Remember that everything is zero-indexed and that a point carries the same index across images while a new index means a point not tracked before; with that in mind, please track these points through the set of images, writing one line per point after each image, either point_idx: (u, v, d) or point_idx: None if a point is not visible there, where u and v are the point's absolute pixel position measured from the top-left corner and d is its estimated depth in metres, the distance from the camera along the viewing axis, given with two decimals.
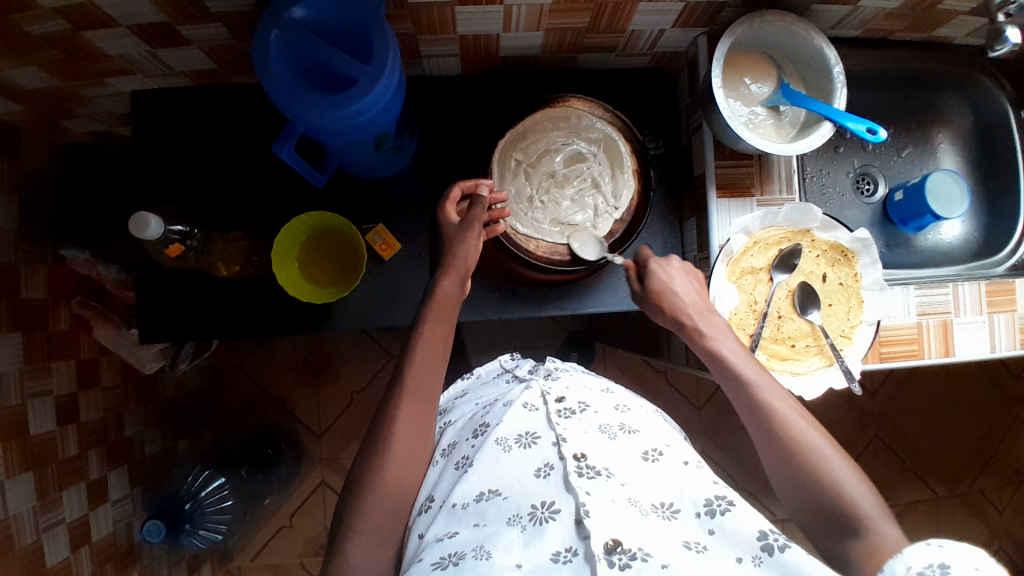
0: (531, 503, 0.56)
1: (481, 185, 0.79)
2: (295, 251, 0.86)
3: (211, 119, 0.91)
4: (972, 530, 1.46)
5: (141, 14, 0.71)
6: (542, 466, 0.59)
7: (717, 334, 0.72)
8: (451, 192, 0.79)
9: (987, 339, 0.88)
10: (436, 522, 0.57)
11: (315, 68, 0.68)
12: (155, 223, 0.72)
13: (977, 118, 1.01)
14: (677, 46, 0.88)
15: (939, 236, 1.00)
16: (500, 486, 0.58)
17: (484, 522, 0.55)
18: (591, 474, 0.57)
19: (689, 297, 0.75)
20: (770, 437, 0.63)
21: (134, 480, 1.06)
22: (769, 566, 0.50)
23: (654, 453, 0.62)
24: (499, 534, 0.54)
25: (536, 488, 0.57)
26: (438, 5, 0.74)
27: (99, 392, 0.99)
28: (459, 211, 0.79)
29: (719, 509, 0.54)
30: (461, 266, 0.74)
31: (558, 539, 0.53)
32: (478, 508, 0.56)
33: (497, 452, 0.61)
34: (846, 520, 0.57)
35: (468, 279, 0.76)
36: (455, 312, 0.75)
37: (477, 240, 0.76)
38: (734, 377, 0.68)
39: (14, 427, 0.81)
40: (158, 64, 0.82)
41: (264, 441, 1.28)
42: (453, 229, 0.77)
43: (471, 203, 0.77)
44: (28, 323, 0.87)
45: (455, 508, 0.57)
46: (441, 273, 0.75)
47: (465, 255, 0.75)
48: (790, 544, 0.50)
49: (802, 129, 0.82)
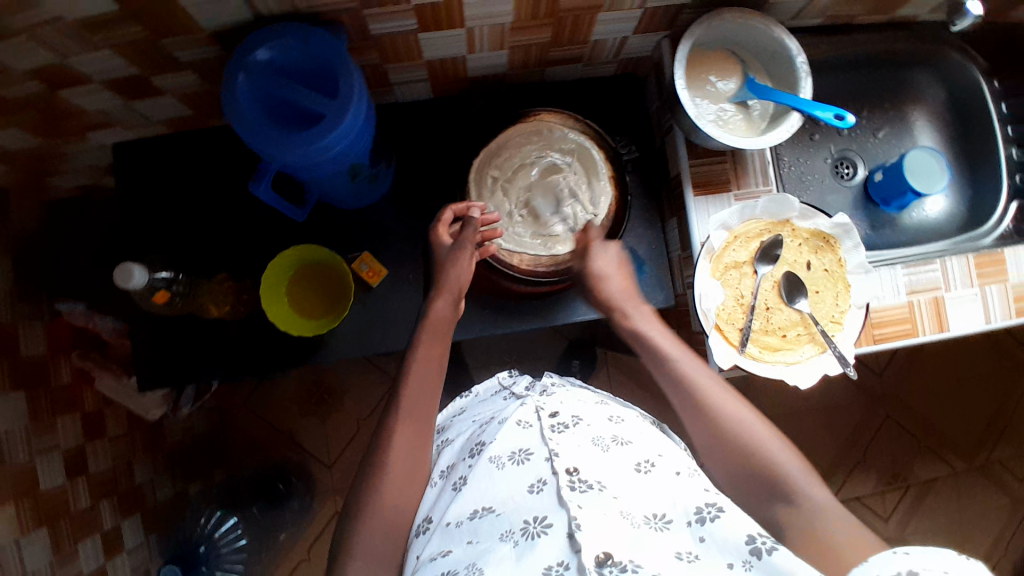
0: (523, 518, 0.56)
1: (472, 207, 0.80)
2: (283, 286, 0.88)
3: (192, 164, 0.92)
4: (994, 503, 1.44)
5: (113, 69, 0.72)
6: (536, 482, 0.60)
7: (643, 319, 0.79)
8: (443, 214, 0.80)
9: (982, 312, 0.87)
10: (433, 542, 0.59)
11: (285, 107, 0.70)
12: (139, 272, 0.73)
13: (950, 92, 1.01)
14: (641, 51, 0.90)
15: (923, 213, 0.99)
16: (493, 504, 0.59)
17: (477, 539, 0.56)
18: (584, 488, 0.57)
19: (618, 288, 0.82)
20: (697, 410, 0.68)
21: (147, 526, 1.06)
22: (759, 569, 0.49)
23: (647, 465, 0.62)
24: (491, 551, 0.54)
25: (529, 503, 0.58)
26: (401, 34, 0.75)
27: (107, 442, 0.99)
28: (453, 233, 0.81)
29: (709, 516, 0.54)
30: (454, 286, 0.77)
31: (550, 553, 0.52)
32: (472, 525, 0.58)
33: (490, 469, 0.62)
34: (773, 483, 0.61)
35: (461, 298, 0.78)
36: (449, 333, 0.76)
37: (470, 261, 0.78)
38: (662, 358, 0.73)
39: (24, 485, 0.80)
40: (135, 116, 0.84)
41: (274, 477, 1.30)
42: (446, 252, 0.79)
43: (463, 225, 0.79)
44: (29, 381, 0.86)
45: (450, 526, 0.59)
46: (434, 294, 0.78)
47: (457, 277, 0.77)
48: (778, 546, 0.49)
49: (772, 121, 0.83)
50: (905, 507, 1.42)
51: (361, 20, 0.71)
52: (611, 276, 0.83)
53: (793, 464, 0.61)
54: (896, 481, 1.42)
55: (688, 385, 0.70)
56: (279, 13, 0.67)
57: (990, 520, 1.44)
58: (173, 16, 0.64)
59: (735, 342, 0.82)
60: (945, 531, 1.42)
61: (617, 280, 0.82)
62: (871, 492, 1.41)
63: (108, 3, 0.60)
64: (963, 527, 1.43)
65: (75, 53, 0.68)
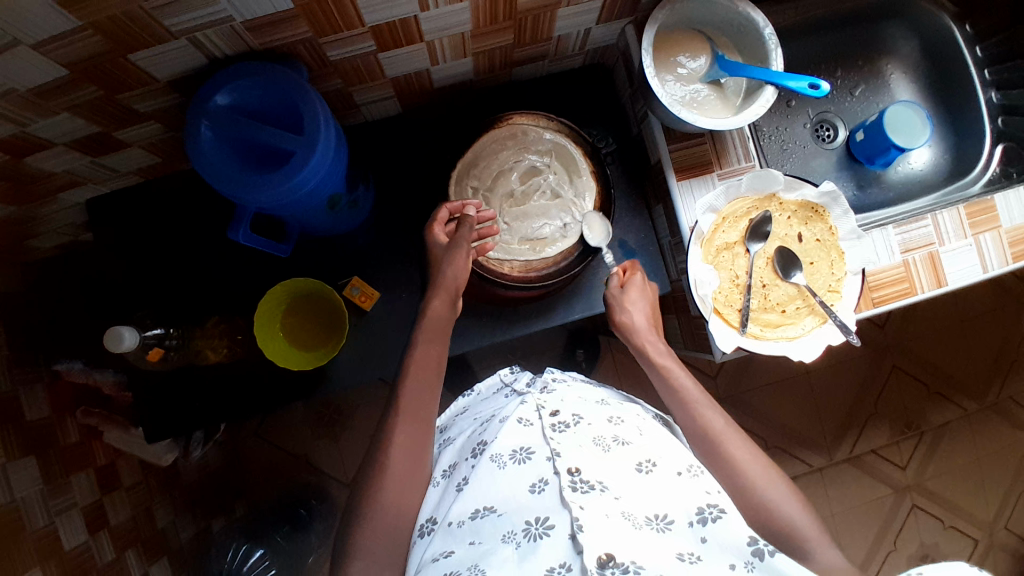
0: (526, 519, 0.57)
1: (468, 206, 0.81)
2: (277, 323, 0.87)
3: (174, 215, 0.91)
4: (1008, 438, 1.45)
5: (74, 130, 0.71)
6: (536, 482, 0.60)
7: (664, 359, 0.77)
8: (439, 213, 0.80)
9: (978, 260, 0.86)
10: (435, 543, 0.59)
11: (249, 147, 0.69)
12: (128, 333, 0.75)
13: (921, 41, 1.00)
14: (606, 41, 0.89)
15: (909, 166, 0.99)
16: (494, 503, 0.59)
17: (480, 540, 0.56)
18: (585, 488, 0.57)
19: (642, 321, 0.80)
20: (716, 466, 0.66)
21: (175, 568, 1.05)
22: (761, 570, 0.52)
23: (648, 463, 0.61)
24: (492, 553, 0.54)
25: (531, 504, 0.58)
26: (360, 56, 0.73)
27: (124, 491, 0.98)
28: (448, 232, 0.80)
29: (710, 517, 0.55)
30: (450, 285, 0.75)
31: (553, 555, 0.53)
32: (473, 525, 0.58)
33: (493, 469, 0.62)
34: (787, 543, 0.61)
35: (458, 298, 0.77)
36: (448, 331, 0.76)
37: (467, 260, 0.76)
38: (677, 400, 0.72)
39: (46, 549, 0.77)
40: (105, 170, 0.83)
41: (295, 501, 1.29)
42: (443, 250, 0.78)
43: (459, 225, 0.79)
44: (40, 443, 0.84)
45: (452, 526, 0.58)
46: (431, 292, 0.76)
47: (454, 277, 0.76)
48: (779, 548, 0.52)
49: (746, 97, 0.81)
50: (921, 454, 1.43)
51: (317, 49, 0.69)
52: (638, 310, 0.81)
53: (809, 521, 0.61)
54: (909, 430, 1.43)
55: (701, 428, 0.68)
56: (233, 53, 0.66)
57: (1005, 458, 1.45)
58: (124, 71, 0.63)
59: (735, 324, 0.81)
60: (963, 474, 1.43)
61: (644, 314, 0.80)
62: (885, 443, 1.42)
63: (56, 67, 0.59)
64: (979, 468, 1.44)
65: (34, 119, 0.67)
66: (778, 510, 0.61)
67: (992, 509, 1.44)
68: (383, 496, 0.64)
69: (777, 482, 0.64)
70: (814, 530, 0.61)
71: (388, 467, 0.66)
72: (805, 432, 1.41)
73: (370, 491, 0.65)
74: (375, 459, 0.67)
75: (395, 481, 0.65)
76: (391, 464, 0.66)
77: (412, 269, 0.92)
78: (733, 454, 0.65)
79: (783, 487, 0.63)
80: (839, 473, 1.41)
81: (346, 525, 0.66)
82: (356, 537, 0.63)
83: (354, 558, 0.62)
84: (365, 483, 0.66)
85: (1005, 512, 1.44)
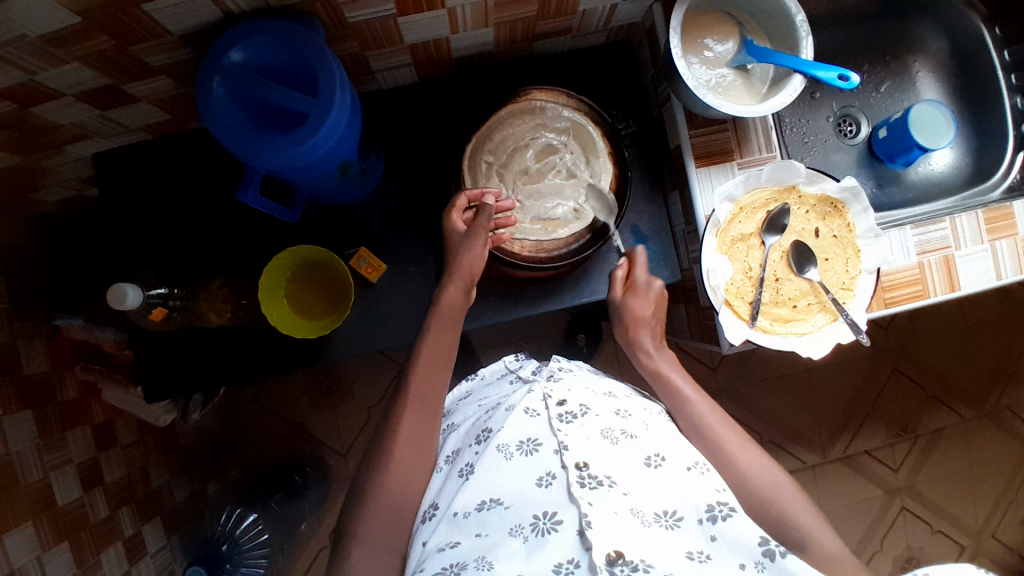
0: (533, 513, 0.56)
1: (487, 194, 0.80)
2: (281, 289, 0.86)
3: (180, 172, 0.90)
4: (1002, 447, 1.45)
5: (83, 81, 0.69)
6: (544, 475, 0.59)
7: (663, 363, 0.79)
8: (457, 200, 0.79)
9: (992, 267, 0.85)
10: (439, 531, 0.57)
11: (264, 109, 0.67)
12: (132, 292, 0.74)
13: (949, 41, 0.97)
14: (632, 17, 0.86)
15: (929, 167, 0.97)
16: (500, 495, 0.58)
17: (486, 531, 0.55)
18: (593, 484, 0.56)
19: (645, 319, 0.82)
20: (725, 466, 0.66)
21: (167, 529, 1.05)
22: (772, 570, 0.50)
23: (657, 459, 0.61)
24: (501, 545, 0.54)
25: (538, 497, 0.57)
26: (378, 19, 0.71)
27: (120, 450, 0.97)
28: (466, 219, 0.79)
29: (720, 515, 0.54)
30: (466, 272, 0.75)
31: (561, 550, 0.52)
32: (479, 517, 0.57)
33: (498, 459, 0.61)
34: (791, 539, 0.60)
35: (473, 285, 0.77)
36: (461, 319, 0.76)
37: (483, 248, 0.76)
38: (682, 403, 0.73)
39: (38, 503, 0.77)
40: (112, 124, 0.81)
41: (290, 469, 1.28)
42: (460, 236, 0.77)
43: (477, 212, 0.78)
44: (36, 397, 0.83)
45: (457, 517, 0.57)
46: (447, 279, 0.76)
47: (470, 263, 0.75)
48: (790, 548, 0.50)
49: (773, 85, 0.79)
50: (914, 458, 1.43)
51: (335, 8, 0.67)
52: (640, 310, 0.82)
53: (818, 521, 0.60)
54: (905, 433, 1.43)
55: (712, 433, 0.69)
56: (247, 7, 0.64)
57: (998, 466, 1.45)
58: (136, 22, 0.61)
59: (745, 316, 0.81)
60: (955, 480, 1.43)
61: (647, 317, 0.82)
62: (880, 445, 1.42)
63: (69, 14, 0.57)
64: (970, 475, 1.44)
65: (43, 68, 0.65)
66: (786, 511, 0.61)
67: (981, 518, 1.44)
68: (387, 474, 0.64)
69: (782, 476, 0.63)
70: (818, 525, 0.60)
71: (392, 443, 0.66)
72: (802, 429, 1.41)
73: (374, 469, 0.65)
74: (380, 438, 0.67)
75: (398, 460, 0.65)
76: (395, 441, 0.66)
77: (420, 243, 0.91)
78: (742, 453, 0.66)
79: (790, 486, 0.63)
80: (832, 471, 1.41)
81: (348, 502, 0.66)
82: (358, 514, 0.63)
83: (356, 539, 0.62)
84: (369, 462, 0.66)
85: (994, 522, 1.45)
